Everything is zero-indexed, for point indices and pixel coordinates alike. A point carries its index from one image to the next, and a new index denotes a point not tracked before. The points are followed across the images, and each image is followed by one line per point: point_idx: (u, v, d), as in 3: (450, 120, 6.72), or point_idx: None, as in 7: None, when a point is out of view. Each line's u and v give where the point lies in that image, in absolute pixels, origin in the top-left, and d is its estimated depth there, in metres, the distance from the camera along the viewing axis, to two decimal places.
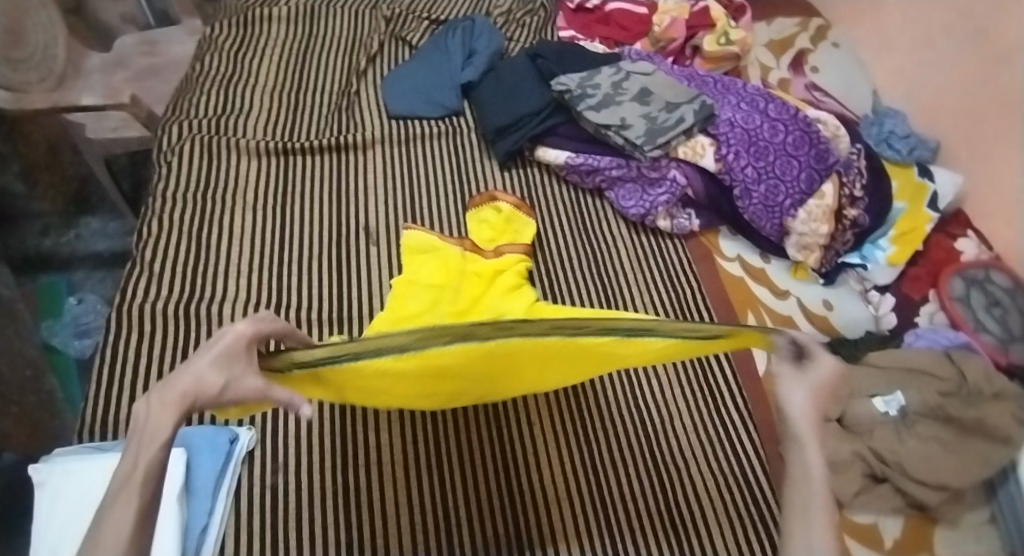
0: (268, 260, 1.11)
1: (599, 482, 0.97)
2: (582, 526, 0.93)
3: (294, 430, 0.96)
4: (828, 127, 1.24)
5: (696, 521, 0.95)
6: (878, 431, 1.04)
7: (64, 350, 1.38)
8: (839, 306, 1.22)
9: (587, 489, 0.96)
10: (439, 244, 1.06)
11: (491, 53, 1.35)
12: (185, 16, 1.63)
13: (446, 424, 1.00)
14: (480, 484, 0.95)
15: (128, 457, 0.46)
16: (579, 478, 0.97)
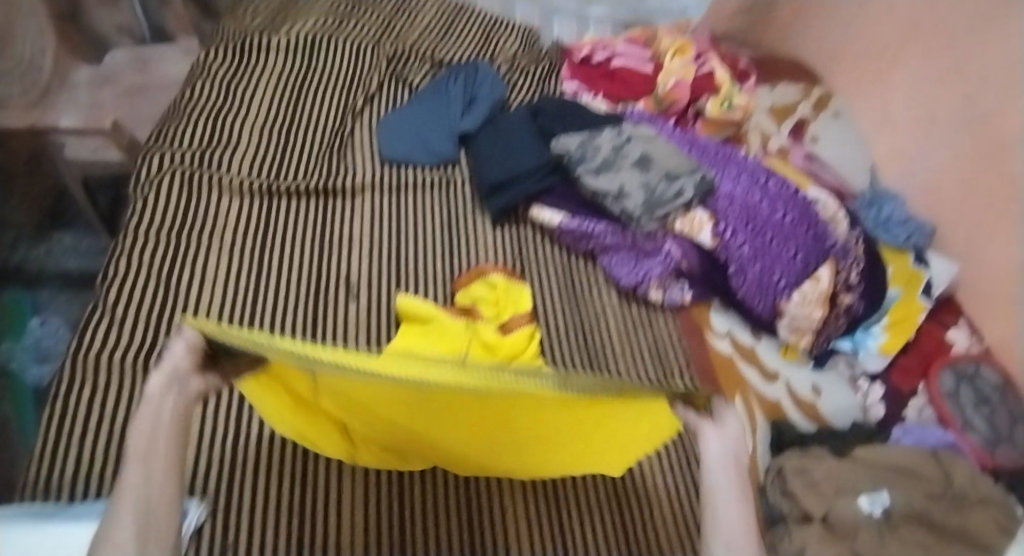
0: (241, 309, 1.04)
1: None
2: None
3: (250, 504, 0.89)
4: (828, 209, 1.23)
5: None
6: (862, 533, 0.97)
7: (20, 374, 1.31)
8: (827, 392, 1.19)
9: None
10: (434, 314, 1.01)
11: (492, 103, 1.32)
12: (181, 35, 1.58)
13: (411, 511, 0.91)
14: None
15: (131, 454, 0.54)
16: None
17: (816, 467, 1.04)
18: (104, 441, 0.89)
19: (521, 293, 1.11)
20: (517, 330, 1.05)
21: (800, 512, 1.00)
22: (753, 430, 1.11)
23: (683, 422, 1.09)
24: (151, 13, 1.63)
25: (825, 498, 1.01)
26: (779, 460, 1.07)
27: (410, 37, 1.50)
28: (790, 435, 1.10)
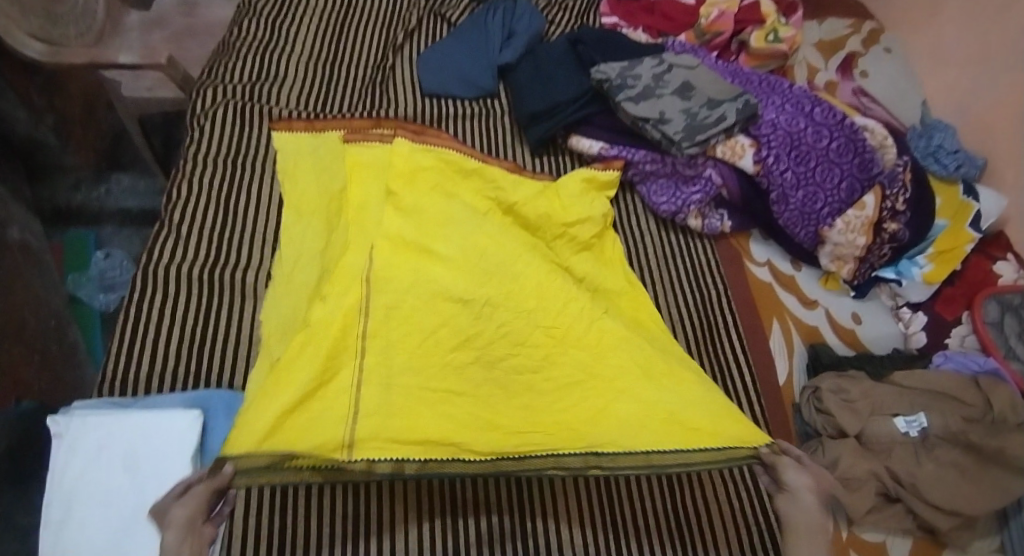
0: (296, 225, 1.09)
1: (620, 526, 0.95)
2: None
3: None
4: (876, 136, 1.19)
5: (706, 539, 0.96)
6: (896, 450, 1.01)
7: (88, 303, 1.43)
8: (867, 320, 1.19)
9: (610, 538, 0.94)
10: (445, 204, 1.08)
11: (531, 36, 1.32)
12: None
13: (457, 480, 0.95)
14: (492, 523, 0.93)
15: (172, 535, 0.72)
16: (598, 525, 0.95)
17: (853, 387, 1.06)
18: (174, 346, 0.99)
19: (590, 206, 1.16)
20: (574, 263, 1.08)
21: (834, 428, 1.03)
22: (790, 353, 1.14)
23: (720, 340, 1.11)
24: None
25: (859, 416, 1.03)
26: (816, 380, 1.08)
27: None
28: (828, 358, 1.10)
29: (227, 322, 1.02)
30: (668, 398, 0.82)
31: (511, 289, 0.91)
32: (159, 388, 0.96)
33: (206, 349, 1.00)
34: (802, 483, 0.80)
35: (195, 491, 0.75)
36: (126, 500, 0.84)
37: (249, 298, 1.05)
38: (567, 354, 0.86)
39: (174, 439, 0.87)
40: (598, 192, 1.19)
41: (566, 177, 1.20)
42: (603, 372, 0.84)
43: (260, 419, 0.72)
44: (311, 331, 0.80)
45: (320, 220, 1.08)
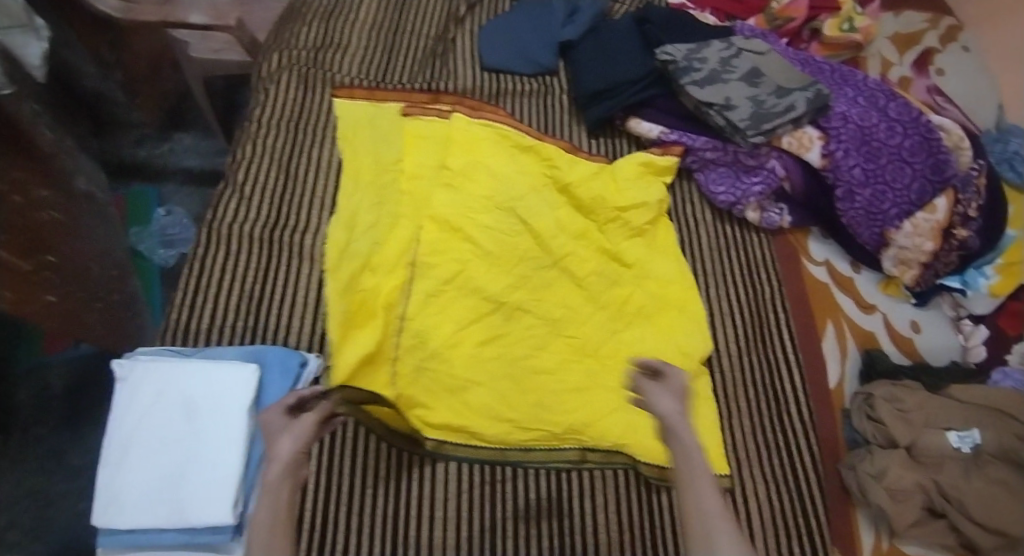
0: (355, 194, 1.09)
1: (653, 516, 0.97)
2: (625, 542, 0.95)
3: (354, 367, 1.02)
4: (952, 136, 1.13)
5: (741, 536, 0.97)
6: (946, 465, 0.96)
7: (149, 257, 1.49)
8: (926, 330, 1.14)
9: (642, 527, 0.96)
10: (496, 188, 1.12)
11: (595, 13, 1.27)
12: None
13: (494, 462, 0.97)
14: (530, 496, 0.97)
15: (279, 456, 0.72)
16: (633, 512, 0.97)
17: (907, 396, 1.02)
18: (234, 302, 1.03)
19: (645, 191, 1.14)
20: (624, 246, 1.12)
21: (884, 436, 1.00)
22: (843, 357, 1.11)
23: (770, 339, 1.10)
24: None
25: (912, 426, 0.99)
26: (869, 387, 1.05)
27: None
28: (884, 365, 1.07)
29: (283, 284, 1.06)
30: (668, 420, 1.01)
31: (546, 294, 1.08)
32: (218, 341, 1.01)
33: (265, 308, 1.04)
34: (669, 407, 0.74)
35: (305, 422, 0.75)
36: (185, 443, 0.89)
37: (306, 261, 1.08)
38: (597, 355, 1.05)
39: (232, 391, 0.92)
40: (656, 178, 1.16)
41: (622, 160, 1.17)
42: (605, 387, 1.03)
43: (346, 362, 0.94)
44: (364, 302, 1.00)
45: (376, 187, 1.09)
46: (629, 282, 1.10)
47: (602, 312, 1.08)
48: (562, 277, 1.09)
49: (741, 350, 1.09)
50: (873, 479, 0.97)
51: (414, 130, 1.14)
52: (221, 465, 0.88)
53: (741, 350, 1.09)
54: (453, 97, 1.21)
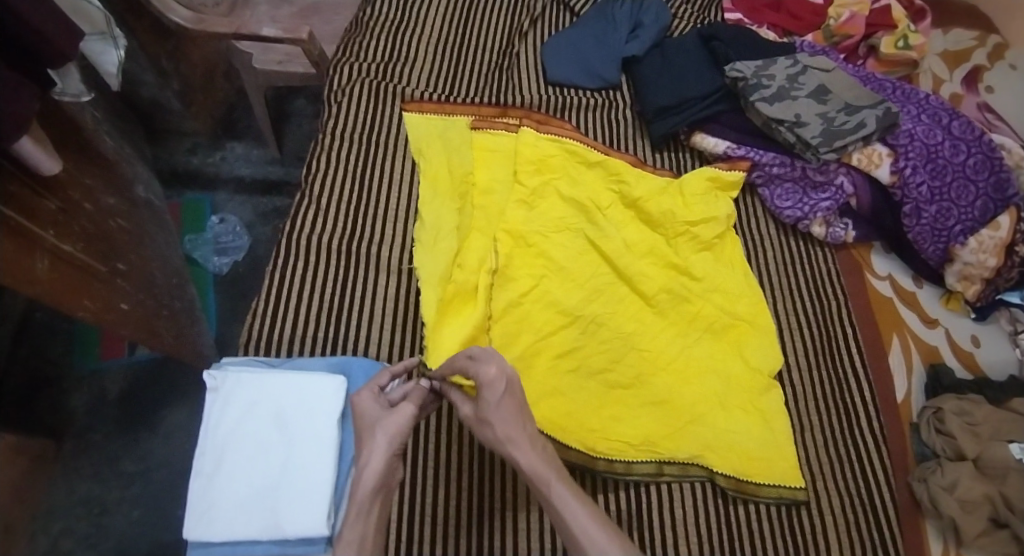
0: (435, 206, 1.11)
1: (731, 531, 0.99)
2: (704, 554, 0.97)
3: None
4: (1012, 155, 1.17)
5: (819, 549, 0.98)
6: (1011, 476, 0.97)
7: (203, 263, 1.49)
8: (987, 344, 1.17)
9: (718, 543, 0.98)
10: (572, 203, 1.14)
11: (659, 29, 1.30)
12: None
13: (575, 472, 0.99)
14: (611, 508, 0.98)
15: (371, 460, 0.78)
16: (710, 529, 0.98)
17: (976, 410, 1.04)
18: (313, 313, 1.04)
19: (713, 207, 1.16)
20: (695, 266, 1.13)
21: (953, 450, 1.03)
22: (909, 371, 1.14)
23: (838, 352, 1.13)
24: None
25: (980, 440, 1.01)
26: (937, 401, 1.08)
27: None
28: (949, 380, 1.09)
29: (361, 297, 1.07)
30: (746, 437, 1.02)
31: (622, 310, 1.09)
32: (302, 352, 1.02)
33: (344, 320, 1.05)
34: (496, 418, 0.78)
35: (400, 421, 0.81)
36: (277, 454, 0.89)
37: (384, 273, 1.09)
38: (675, 365, 1.07)
39: (322, 402, 0.92)
40: (722, 193, 1.19)
41: (690, 175, 1.19)
42: (684, 397, 1.04)
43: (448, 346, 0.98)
44: (458, 291, 1.03)
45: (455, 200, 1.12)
46: (699, 295, 1.11)
47: (674, 327, 1.09)
48: (631, 295, 1.11)
49: (808, 364, 1.12)
50: (945, 491, 0.99)
51: (483, 144, 1.17)
52: (314, 474, 0.88)
53: (809, 361, 1.12)
54: (519, 112, 1.22)
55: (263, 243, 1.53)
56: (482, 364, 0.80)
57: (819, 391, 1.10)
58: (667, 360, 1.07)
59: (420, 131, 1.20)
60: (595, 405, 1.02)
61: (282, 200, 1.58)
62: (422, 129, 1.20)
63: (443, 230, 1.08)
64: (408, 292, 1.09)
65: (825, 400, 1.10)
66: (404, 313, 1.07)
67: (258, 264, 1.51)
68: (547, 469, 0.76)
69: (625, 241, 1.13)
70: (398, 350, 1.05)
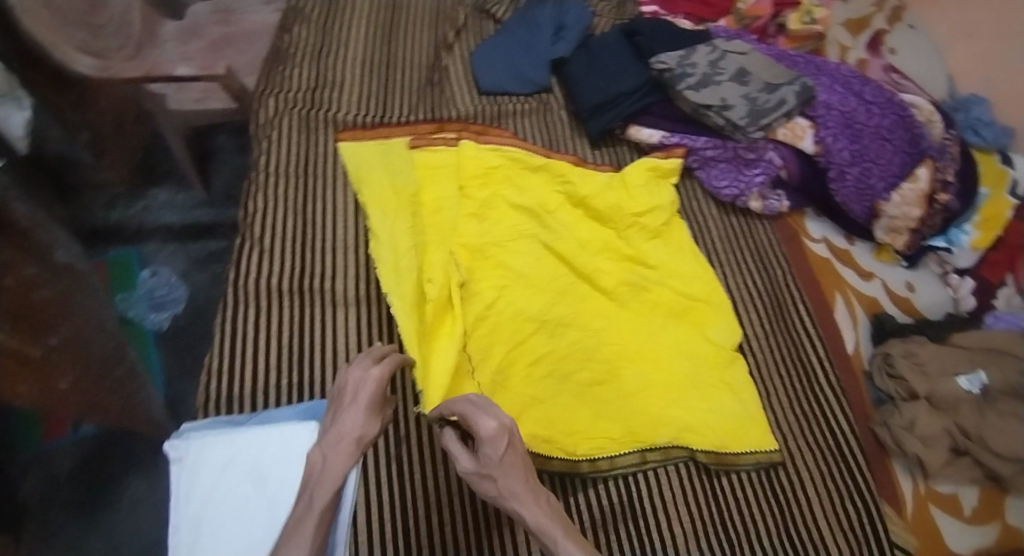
0: (386, 231, 1.08)
1: (720, 505, 1.01)
2: (698, 531, 0.98)
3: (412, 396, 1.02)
4: (923, 112, 1.26)
5: (802, 507, 1.02)
6: (963, 407, 1.04)
7: (139, 321, 1.39)
8: (920, 289, 1.25)
9: (709, 520, 0.99)
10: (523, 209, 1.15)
11: (582, 28, 1.35)
12: None
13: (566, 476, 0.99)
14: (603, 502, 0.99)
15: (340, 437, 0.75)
16: (700, 506, 1.00)
17: (921, 350, 1.11)
18: (274, 359, 0.99)
19: (656, 195, 1.20)
20: (650, 255, 1.16)
21: (905, 391, 1.09)
22: (855, 324, 1.20)
23: (789, 317, 1.19)
24: None
25: (929, 377, 1.07)
26: (884, 347, 1.14)
27: None
28: (892, 326, 1.17)
29: (320, 336, 1.02)
30: (719, 410, 1.06)
31: (585, 308, 1.11)
32: (267, 403, 0.96)
33: (307, 361, 1.00)
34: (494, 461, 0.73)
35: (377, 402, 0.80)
36: (258, 513, 0.81)
37: (341, 307, 1.06)
38: (646, 352, 1.09)
39: (301, 448, 0.86)
40: (664, 181, 1.22)
41: (630, 166, 1.23)
42: (659, 384, 1.06)
43: (440, 375, 0.94)
44: (435, 310, 1.00)
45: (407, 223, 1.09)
46: (655, 284, 1.14)
47: (637, 317, 1.12)
48: (593, 294, 1.12)
49: (765, 331, 1.17)
50: (905, 430, 1.05)
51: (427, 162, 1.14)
52: None
53: (765, 328, 1.17)
54: (456, 125, 1.23)
55: (203, 291, 1.46)
56: (478, 420, 0.75)
57: (778, 355, 1.15)
58: (637, 349, 1.08)
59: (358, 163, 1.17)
60: (571, 407, 1.02)
61: (217, 243, 1.52)
62: (361, 159, 1.17)
63: (398, 256, 1.06)
64: (369, 323, 1.05)
65: (786, 363, 1.15)
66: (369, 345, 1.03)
67: (200, 314, 1.43)
68: (540, 523, 0.70)
69: (581, 241, 1.15)
70: None
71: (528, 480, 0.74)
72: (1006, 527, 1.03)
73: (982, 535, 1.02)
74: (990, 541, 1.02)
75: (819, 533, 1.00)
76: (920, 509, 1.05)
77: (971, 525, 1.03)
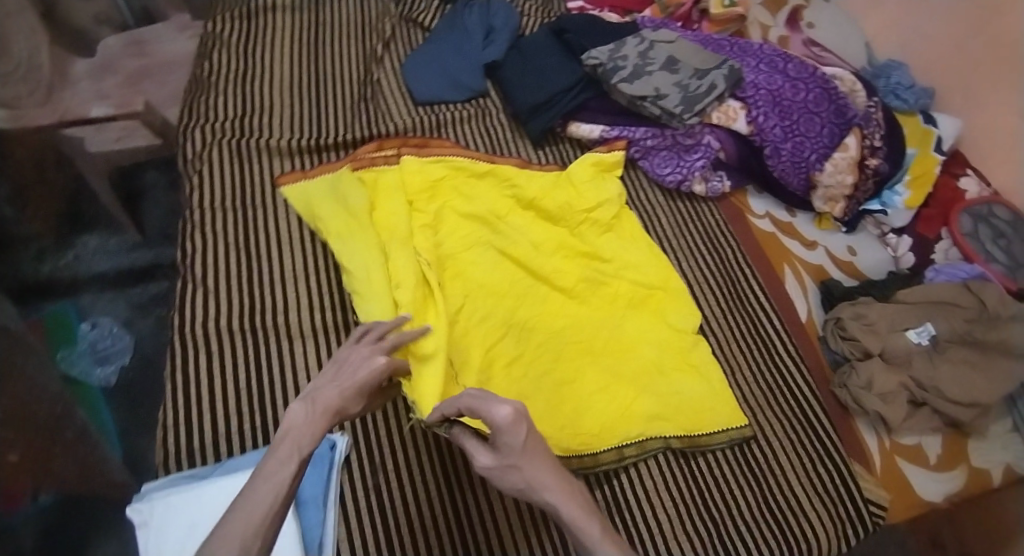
0: (348, 254, 1.04)
1: (701, 488, 1.03)
2: (683, 517, 1.00)
3: (382, 421, 0.99)
4: (845, 82, 1.32)
5: (778, 478, 1.05)
6: (915, 360, 1.09)
7: (86, 379, 1.30)
8: (862, 252, 1.30)
9: (692, 506, 1.01)
10: (472, 218, 1.14)
11: (510, 30, 1.36)
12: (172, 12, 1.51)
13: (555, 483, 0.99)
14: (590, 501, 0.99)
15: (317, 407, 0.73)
16: (683, 493, 1.02)
17: (870, 311, 1.15)
18: (232, 403, 0.95)
19: (602, 190, 1.21)
20: (605, 250, 1.17)
21: (860, 351, 1.13)
22: (805, 292, 1.24)
23: (744, 293, 1.22)
24: None
25: (880, 335, 1.12)
26: (836, 312, 1.18)
27: None
28: (840, 290, 1.21)
29: (279, 372, 0.99)
30: (687, 393, 1.07)
31: (548, 310, 1.11)
32: (229, 452, 0.92)
33: (267, 401, 0.96)
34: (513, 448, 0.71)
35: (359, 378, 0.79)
36: None
37: (298, 339, 1.02)
38: (613, 344, 1.10)
39: None
40: (608, 174, 1.24)
41: (575, 164, 1.23)
42: (628, 374, 1.07)
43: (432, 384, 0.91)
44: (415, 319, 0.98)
45: (369, 249, 1.04)
46: (612, 277, 1.15)
47: (599, 313, 1.12)
48: (553, 295, 1.12)
49: (722, 309, 1.20)
50: (865, 390, 1.10)
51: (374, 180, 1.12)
52: None
53: (722, 307, 1.20)
54: (393, 140, 1.21)
55: (149, 338, 1.41)
56: (492, 408, 0.71)
57: (737, 331, 1.18)
58: (602, 342, 1.09)
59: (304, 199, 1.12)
60: (550, 406, 1.02)
61: (158, 286, 1.46)
62: (305, 194, 1.12)
63: (368, 274, 1.02)
64: (329, 353, 1.02)
65: (745, 338, 1.18)
66: None
67: (149, 362, 1.38)
68: (565, 503, 0.70)
69: (535, 244, 1.15)
70: None
71: (547, 462, 0.73)
72: (972, 469, 1.09)
73: (950, 480, 1.07)
74: (958, 485, 1.07)
75: (797, 502, 1.03)
76: (888, 463, 1.10)
77: (941, 472, 1.08)
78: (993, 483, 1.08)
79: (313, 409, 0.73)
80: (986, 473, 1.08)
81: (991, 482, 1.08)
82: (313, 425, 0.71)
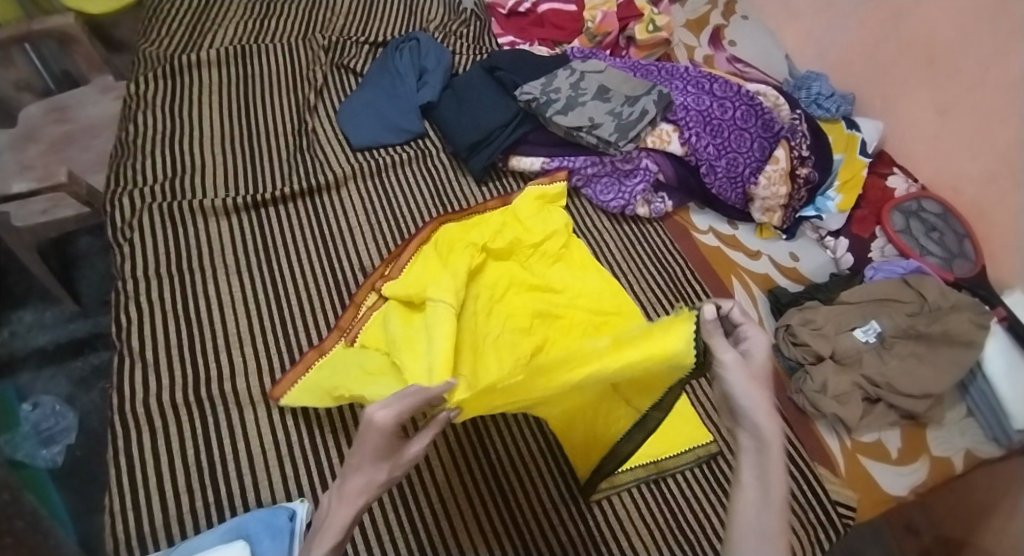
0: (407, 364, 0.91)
1: (675, 510, 1.02)
2: (659, 544, 0.99)
3: None
4: (769, 98, 1.37)
5: None
6: (865, 357, 1.13)
7: (32, 462, 1.22)
8: (804, 256, 1.34)
9: (668, 531, 1.00)
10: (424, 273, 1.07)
11: (443, 71, 1.37)
12: (94, 75, 1.47)
13: (528, 520, 0.98)
14: (562, 535, 0.97)
15: (350, 483, 0.68)
16: (657, 520, 1.01)
17: (816, 315, 1.18)
18: (184, 479, 0.91)
19: (543, 224, 1.21)
20: (558, 280, 1.16)
21: (813, 355, 1.15)
22: (754, 302, 1.26)
23: None
24: (50, 62, 1.55)
25: (830, 338, 1.15)
26: (785, 319, 1.20)
27: (338, 26, 1.53)
28: (787, 297, 1.24)
29: (230, 443, 0.95)
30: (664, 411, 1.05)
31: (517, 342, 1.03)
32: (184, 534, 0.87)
33: (219, 475, 0.92)
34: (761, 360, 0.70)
35: (373, 444, 0.65)
36: None
37: (248, 406, 0.99)
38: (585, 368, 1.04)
39: None
40: (552, 206, 1.25)
41: (519, 197, 1.24)
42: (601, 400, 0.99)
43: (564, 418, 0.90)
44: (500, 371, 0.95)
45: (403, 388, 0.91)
46: (566, 307, 1.13)
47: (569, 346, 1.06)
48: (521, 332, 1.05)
49: None
50: (820, 393, 1.12)
51: (375, 336, 0.99)
52: None
53: None
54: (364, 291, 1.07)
55: (94, 413, 1.32)
56: (757, 327, 0.72)
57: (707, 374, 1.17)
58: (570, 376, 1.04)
59: (316, 389, 0.95)
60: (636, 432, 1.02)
61: (100, 356, 1.39)
62: (313, 386, 0.96)
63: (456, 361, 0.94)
64: (282, 419, 0.98)
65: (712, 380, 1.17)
66: (287, 442, 0.96)
67: (97, 440, 1.30)
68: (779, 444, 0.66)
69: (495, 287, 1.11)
70: (306, 459, 0.95)
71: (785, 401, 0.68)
72: (933, 458, 1.12)
73: (913, 472, 1.10)
74: (921, 476, 1.10)
75: None
76: (853, 463, 1.11)
77: (902, 466, 1.11)
78: (955, 470, 1.11)
79: (345, 485, 0.68)
80: (947, 461, 1.12)
81: (954, 469, 1.11)
82: (345, 500, 0.67)
